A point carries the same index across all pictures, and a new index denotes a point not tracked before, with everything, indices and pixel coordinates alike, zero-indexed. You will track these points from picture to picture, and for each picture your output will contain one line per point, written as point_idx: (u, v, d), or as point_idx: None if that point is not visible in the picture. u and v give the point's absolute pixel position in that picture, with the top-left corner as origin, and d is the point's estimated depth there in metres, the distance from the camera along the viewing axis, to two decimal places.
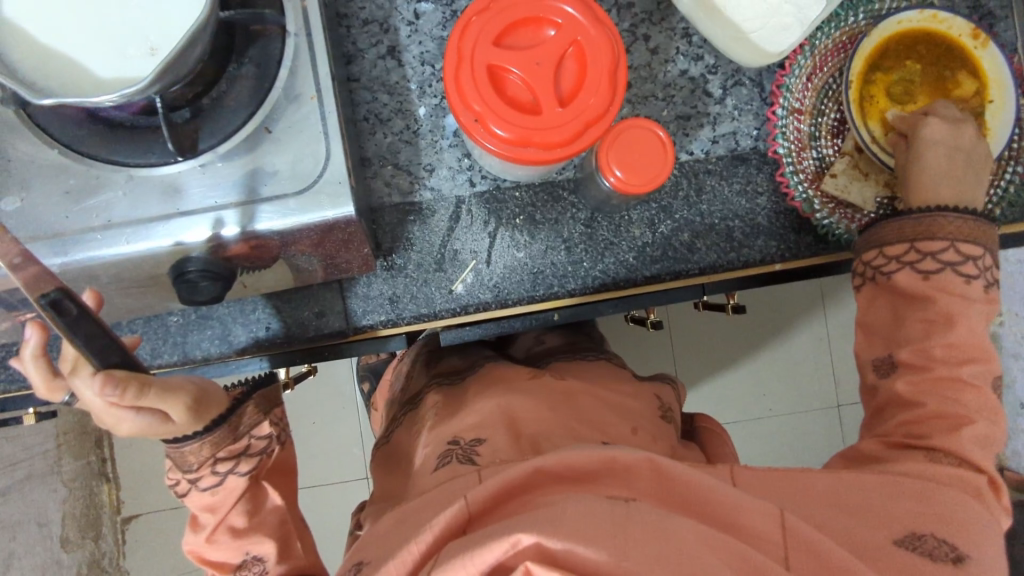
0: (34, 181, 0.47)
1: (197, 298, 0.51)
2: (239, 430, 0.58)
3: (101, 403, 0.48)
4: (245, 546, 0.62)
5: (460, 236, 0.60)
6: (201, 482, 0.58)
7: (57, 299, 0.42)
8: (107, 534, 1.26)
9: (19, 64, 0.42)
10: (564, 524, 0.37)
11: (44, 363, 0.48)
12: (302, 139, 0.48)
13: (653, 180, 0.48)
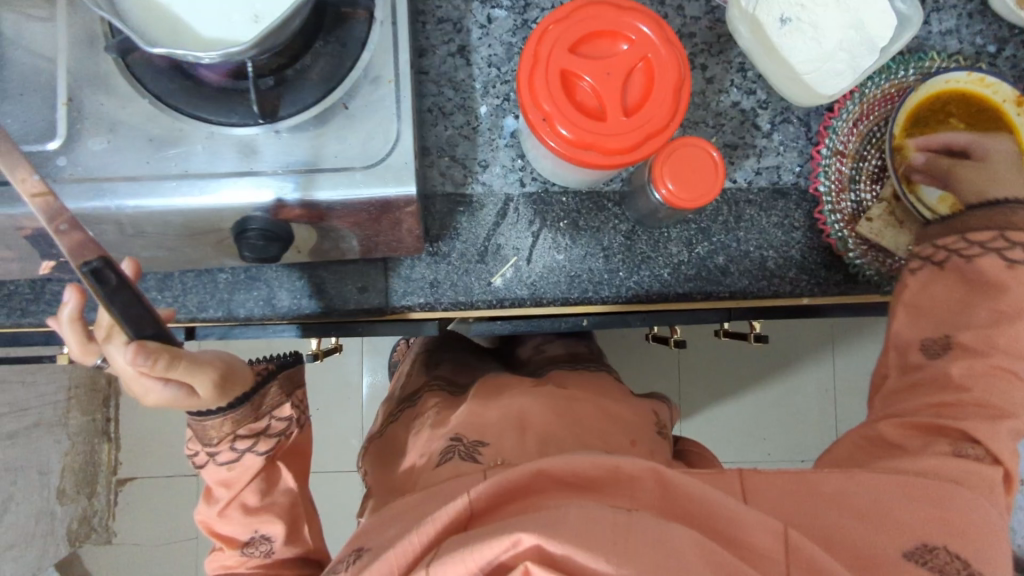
0: (122, 126, 0.50)
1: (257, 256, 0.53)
2: (261, 410, 0.60)
3: (131, 372, 0.47)
4: (255, 525, 0.64)
5: (504, 232, 0.62)
6: (219, 457, 0.60)
7: (99, 268, 0.43)
8: (101, 493, 1.32)
9: (132, 16, 0.45)
10: (566, 528, 0.39)
11: (79, 327, 0.46)
12: (377, 119, 0.51)
13: (696, 200, 0.51)
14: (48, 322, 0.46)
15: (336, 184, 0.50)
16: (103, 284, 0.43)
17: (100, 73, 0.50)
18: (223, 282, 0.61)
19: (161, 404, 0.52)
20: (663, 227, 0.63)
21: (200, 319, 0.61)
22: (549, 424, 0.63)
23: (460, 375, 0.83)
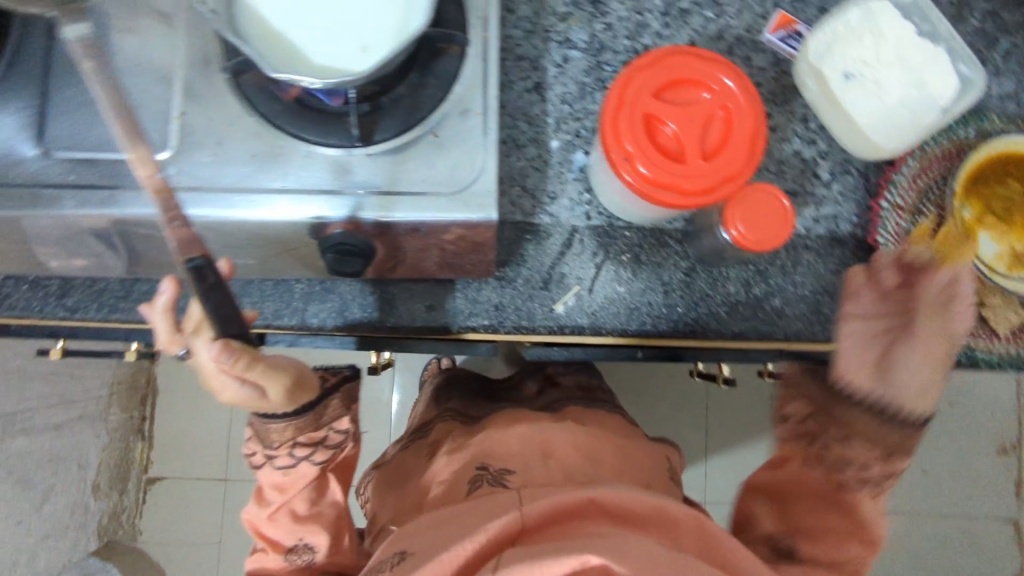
0: (230, 142, 0.53)
1: (343, 269, 0.57)
2: (321, 420, 0.62)
3: (212, 366, 0.51)
4: (301, 533, 0.66)
5: (569, 262, 0.64)
6: (278, 460, 0.63)
7: (200, 266, 0.45)
8: (131, 491, 1.29)
9: (254, 42, 0.48)
10: (630, 558, 0.41)
11: (170, 317, 0.50)
12: (464, 149, 0.54)
13: (760, 246, 0.53)
14: (145, 308, 0.50)
15: (425, 207, 0.53)
16: (201, 281, 0.46)
17: (211, 91, 0.54)
18: (298, 292, 0.64)
19: (233, 400, 0.55)
20: (721, 266, 0.65)
21: (274, 326, 0.64)
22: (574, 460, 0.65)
23: (472, 408, 0.87)
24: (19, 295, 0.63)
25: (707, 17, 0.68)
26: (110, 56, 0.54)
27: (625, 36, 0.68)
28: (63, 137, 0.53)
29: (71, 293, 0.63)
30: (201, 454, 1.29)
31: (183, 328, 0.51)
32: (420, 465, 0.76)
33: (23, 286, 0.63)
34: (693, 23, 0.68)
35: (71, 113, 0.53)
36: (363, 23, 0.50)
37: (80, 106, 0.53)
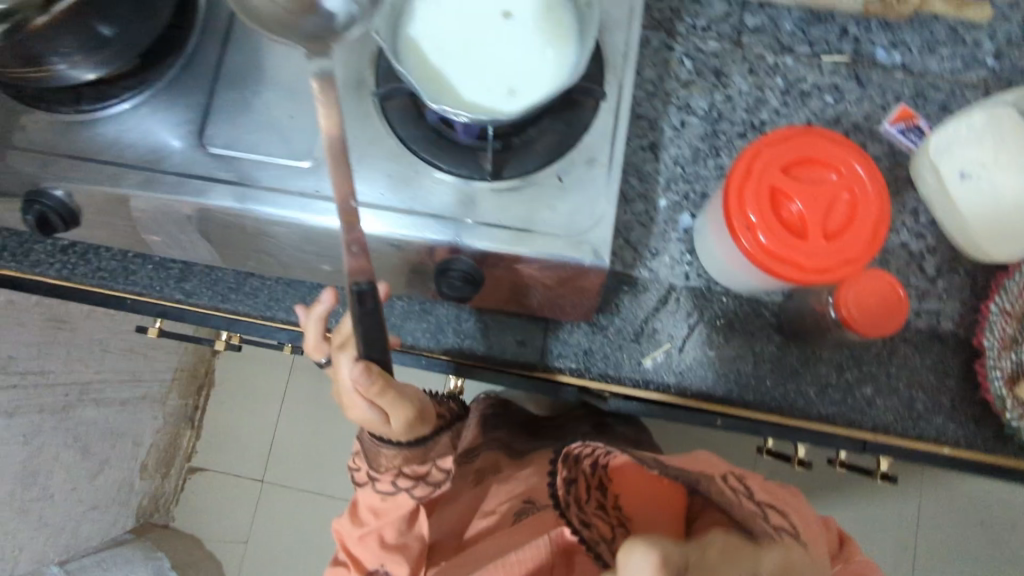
0: (368, 159, 0.57)
1: (450, 292, 0.59)
2: (428, 454, 0.61)
3: (349, 384, 0.54)
4: (386, 560, 0.65)
5: (662, 319, 0.65)
6: (379, 484, 0.62)
7: (364, 291, 0.50)
8: (173, 476, 1.38)
9: (411, 70, 0.52)
10: None
11: (320, 325, 0.54)
12: (585, 195, 0.56)
13: (878, 330, 0.53)
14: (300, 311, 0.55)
15: (541, 245, 0.55)
16: (360, 304, 0.50)
17: (359, 111, 0.58)
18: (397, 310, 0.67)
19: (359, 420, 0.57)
20: (815, 346, 0.64)
21: None
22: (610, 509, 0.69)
23: (516, 441, 0.89)
24: (144, 273, 0.68)
25: (827, 102, 0.69)
26: (277, 69, 0.59)
27: (744, 110, 0.69)
28: (220, 136, 0.57)
29: (189, 277, 0.68)
30: (245, 453, 1.40)
31: (330, 338, 0.55)
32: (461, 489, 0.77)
33: (148, 266, 0.68)
34: (812, 106, 0.69)
35: (230, 115, 0.58)
36: (513, 66, 0.52)
37: (239, 110, 0.58)
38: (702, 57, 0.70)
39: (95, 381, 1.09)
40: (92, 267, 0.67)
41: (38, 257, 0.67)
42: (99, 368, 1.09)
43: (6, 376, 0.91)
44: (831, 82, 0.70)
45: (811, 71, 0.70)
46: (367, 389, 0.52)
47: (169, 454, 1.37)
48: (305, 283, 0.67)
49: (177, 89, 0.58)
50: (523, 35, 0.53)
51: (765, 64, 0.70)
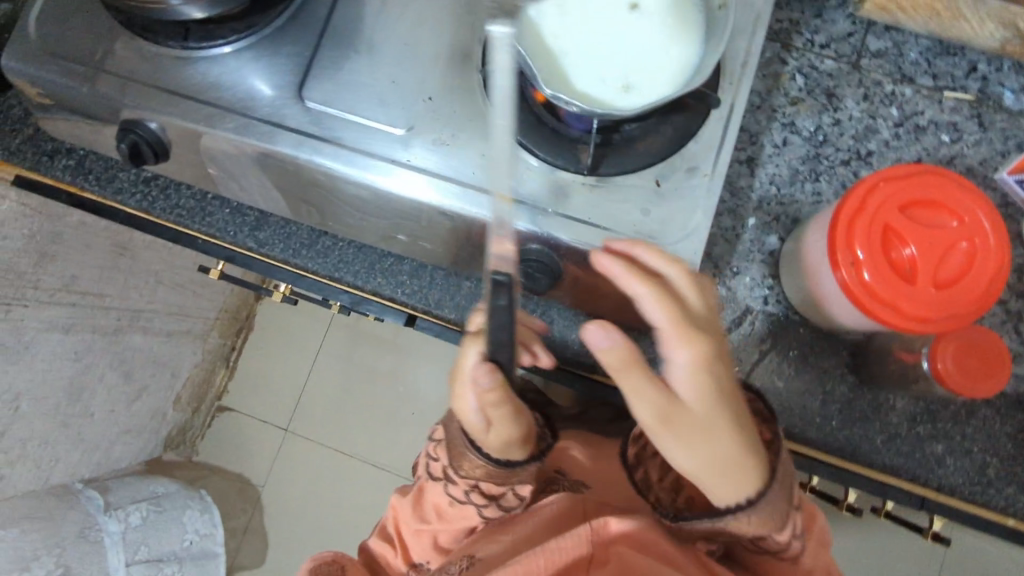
0: (464, 135, 0.55)
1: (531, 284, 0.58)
2: (509, 477, 0.60)
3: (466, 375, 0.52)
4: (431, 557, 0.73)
5: (733, 340, 0.63)
6: (453, 488, 0.65)
7: (501, 282, 0.45)
8: (201, 411, 1.42)
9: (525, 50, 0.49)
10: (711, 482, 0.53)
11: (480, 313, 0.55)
12: (681, 204, 0.54)
13: (986, 393, 0.50)
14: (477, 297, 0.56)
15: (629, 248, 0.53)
16: (496, 295, 0.45)
17: (462, 85, 0.56)
18: (465, 290, 0.66)
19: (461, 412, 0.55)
20: (890, 394, 0.62)
21: (433, 315, 0.66)
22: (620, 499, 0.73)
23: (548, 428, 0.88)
24: (219, 216, 0.67)
25: (942, 140, 0.65)
26: (386, 31, 0.57)
27: (852, 136, 0.66)
28: (320, 92, 0.56)
29: (263, 227, 0.67)
30: (273, 400, 1.43)
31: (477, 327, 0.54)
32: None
33: (225, 209, 0.68)
34: (926, 142, 0.65)
35: (331, 72, 0.57)
36: (633, 60, 0.50)
37: (341, 68, 0.57)
38: (816, 75, 0.67)
39: (146, 310, 1.11)
40: (171, 203, 0.67)
41: (121, 186, 0.68)
42: (151, 298, 1.11)
43: (67, 294, 0.92)
44: (949, 120, 0.66)
45: (930, 105, 0.66)
46: (484, 393, 0.50)
47: (202, 389, 1.39)
48: (375, 250, 0.66)
49: (283, 38, 0.58)
50: (646, 30, 0.51)
51: (882, 91, 0.66)
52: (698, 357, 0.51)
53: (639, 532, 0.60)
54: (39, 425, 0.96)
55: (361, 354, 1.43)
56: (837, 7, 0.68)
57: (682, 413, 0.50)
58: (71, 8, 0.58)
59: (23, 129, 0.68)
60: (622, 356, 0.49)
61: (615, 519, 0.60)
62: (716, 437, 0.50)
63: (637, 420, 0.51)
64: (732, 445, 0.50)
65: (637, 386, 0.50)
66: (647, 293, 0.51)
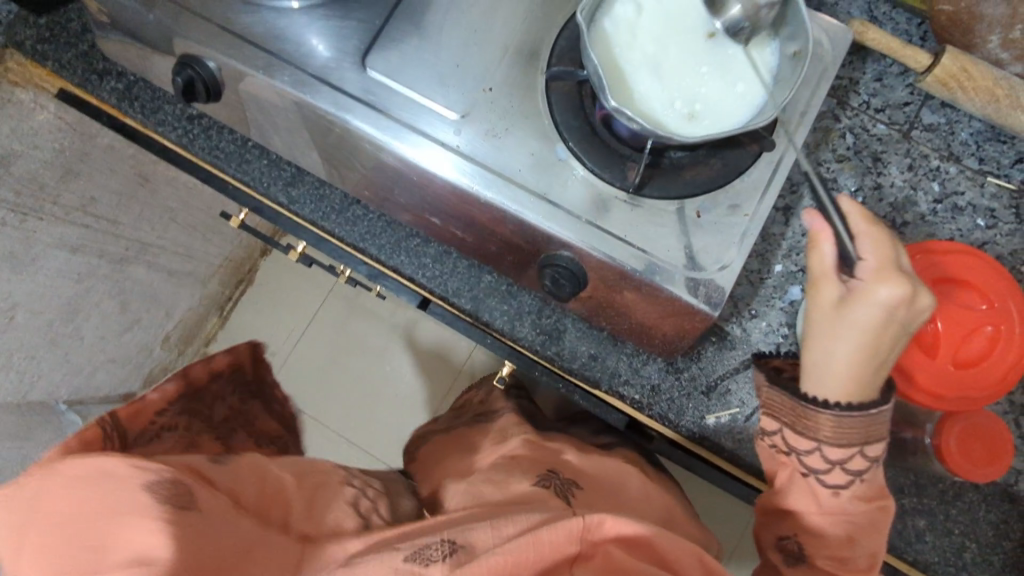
0: (517, 131, 0.56)
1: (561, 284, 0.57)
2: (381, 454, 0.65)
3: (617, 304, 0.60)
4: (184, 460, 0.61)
5: (739, 381, 0.63)
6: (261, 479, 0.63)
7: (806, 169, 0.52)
8: (188, 354, 1.40)
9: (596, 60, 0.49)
10: (825, 382, 0.50)
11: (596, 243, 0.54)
12: (718, 238, 0.54)
13: (987, 479, 0.52)
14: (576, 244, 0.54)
15: (659, 273, 0.54)
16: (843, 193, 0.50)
17: (524, 83, 0.56)
18: (484, 283, 0.66)
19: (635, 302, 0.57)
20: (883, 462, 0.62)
21: (450, 302, 0.66)
22: (625, 488, 0.68)
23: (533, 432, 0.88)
24: (256, 165, 0.67)
25: (977, 224, 0.66)
26: (458, 13, 0.57)
27: (891, 203, 0.66)
28: (383, 63, 0.56)
29: (298, 185, 0.67)
30: (261, 357, 1.42)
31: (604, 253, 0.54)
32: (479, 443, 0.75)
33: (262, 160, 0.67)
34: (960, 223, 0.66)
35: (396, 45, 0.57)
36: (700, 88, 0.50)
37: (408, 43, 0.57)
38: (866, 136, 0.67)
39: (155, 244, 1.10)
40: (210, 144, 0.67)
41: (164, 117, 0.67)
42: (162, 233, 1.10)
43: (83, 215, 0.91)
44: (987, 206, 0.66)
45: (971, 188, 0.67)
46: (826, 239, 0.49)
47: (192, 334, 1.39)
48: (404, 227, 0.66)
49: (354, 3, 0.57)
50: (719, 60, 0.50)
51: (928, 164, 0.67)
52: (892, 299, 0.46)
53: (634, 533, 0.53)
54: (30, 338, 0.95)
55: (355, 327, 1.42)
56: (899, 75, 0.68)
57: (832, 307, 0.49)
58: None
59: (78, 45, 0.68)
60: (816, 237, 0.49)
61: (610, 518, 0.52)
62: (879, 354, 0.48)
63: (817, 271, 0.50)
64: (852, 364, 0.48)
65: (820, 259, 0.50)
66: (870, 232, 0.49)
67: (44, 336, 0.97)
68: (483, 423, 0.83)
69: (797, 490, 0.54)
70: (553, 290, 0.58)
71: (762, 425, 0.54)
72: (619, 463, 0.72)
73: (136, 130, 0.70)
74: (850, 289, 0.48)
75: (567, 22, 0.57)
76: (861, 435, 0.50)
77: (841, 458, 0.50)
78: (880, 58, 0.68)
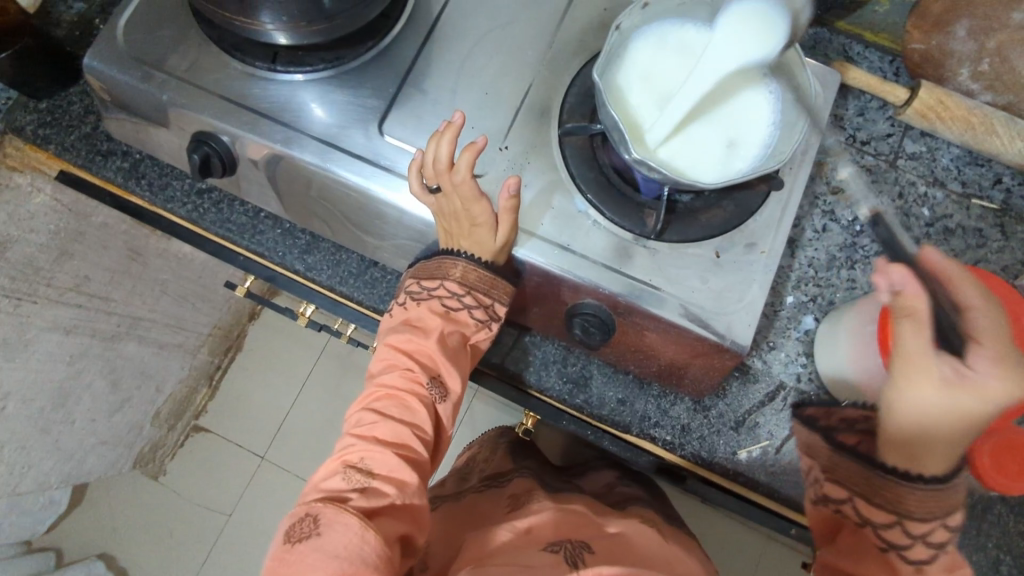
0: (536, 188, 0.57)
1: (591, 333, 0.58)
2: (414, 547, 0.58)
3: (643, 355, 0.61)
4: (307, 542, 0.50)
5: (766, 414, 0.64)
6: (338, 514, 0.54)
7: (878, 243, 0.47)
8: (178, 429, 1.35)
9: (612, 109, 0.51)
10: (915, 459, 0.49)
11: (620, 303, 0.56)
12: (739, 276, 0.56)
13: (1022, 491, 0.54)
14: (599, 299, 0.56)
15: (687, 314, 0.55)
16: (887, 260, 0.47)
17: (536, 140, 0.58)
18: (511, 338, 0.67)
19: (658, 345, 0.58)
20: None
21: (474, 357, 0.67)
22: (648, 550, 0.65)
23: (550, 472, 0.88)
24: (269, 234, 0.67)
25: (968, 244, 0.70)
26: (468, 77, 0.59)
27: (886, 230, 0.69)
28: (399, 128, 0.57)
29: (313, 251, 0.67)
30: (257, 426, 1.39)
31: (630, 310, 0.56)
32: (494, 513, 0.73)
33: (276, 229, 0.67)
34: (953, 244, 0.70)
35: (410, 110, 0.58)
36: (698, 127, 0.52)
37: (422, 108, 0.58)
38: (856, 168, 0.71)
39: (145, 318, 1.06)
40: (222, 218, 0.67)
41: (173, 194, 0.67)
42: (153, 307, 1.07)
43: (77, 295, 0.89)
44: (975, 226, 0.70)
45: (959, 210, 0.70)
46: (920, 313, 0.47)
47: (181, 408, 1.33)
48: None
49: (366, 73, 0.59)
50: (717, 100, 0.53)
51: (916, 191, 0.71)
52: (1004, 397, 0.46)
53: None
54: (22, 427, 0.91)
55: (350, 386, 1.40)
56: (879, 109, 0.72)
57: (942, 385, 0.47)
58: (162, 17, 0.59)
59: (80, 127, 0.67)
60: (913, 308, 0.46)
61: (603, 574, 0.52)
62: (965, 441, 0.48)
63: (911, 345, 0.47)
64: (943, 447, 0.48)
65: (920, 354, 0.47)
66: (977, 309, 0.48)
67: (37, 425, 0.94)
68: (495, 487, 0.81)
69: (866, 554, 0.51)
70: (581, 338, 0.59)
71: (828, 492, 0.54)
72: (636, 524, 0.70)
73: (141, 208, 0.69)
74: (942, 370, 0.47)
75: (575, 79, 0.59)
76: (943, 509, 0.48)
77: (920, 531, 0.48)
78: (860, 95, 0.72)
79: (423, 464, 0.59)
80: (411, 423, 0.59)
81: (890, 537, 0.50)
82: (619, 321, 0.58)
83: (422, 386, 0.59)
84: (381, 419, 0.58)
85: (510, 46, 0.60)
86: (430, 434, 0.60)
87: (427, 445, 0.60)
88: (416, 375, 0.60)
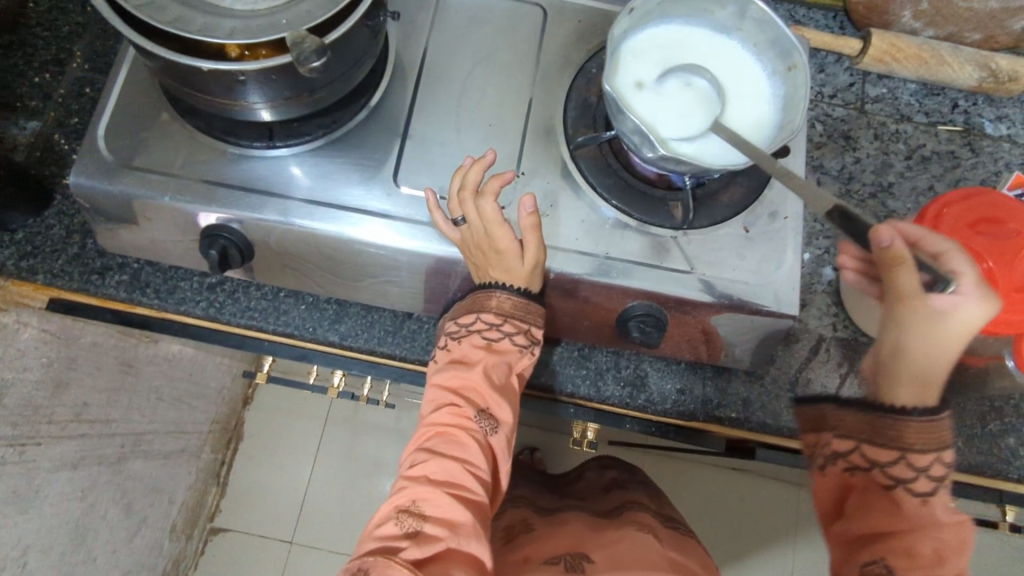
0: (561, 204, 0.58)
1: (647, 340, 0.58)
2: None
3: (693, 341, 0.62)
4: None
5: (815, 369, 0.66)
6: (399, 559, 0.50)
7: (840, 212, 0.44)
8: (197, 537, 1.26)
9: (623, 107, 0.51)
10: (925, 390, 0.47)
11: (664, 300, 0.57)
12: (771, 245, 0.58)
13: None
14: (645, 301, 0.57)
15: (735, 292, 0.56)
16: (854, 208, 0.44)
17: (549, 159, 0.59)
18: (559, 356, 0.67)
19: (710, 328, 0.60)
20: (958, 396, 0.67)
21: (529, 383, 0.66)
22: (649, 561, 0.63)
23: (539, 497, 0.87)
24: (296, 312, 0.65)
25: (946, 167, 0.74)
26: (466, 114, 0.59)
27: (873, 171, 0.73)
28: (415, 177, 0.57)
29: (343, 319, 0.66)
30: (277, 513, 1.32)
31: (652, 314, 0.58)
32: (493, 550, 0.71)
33: (300, 306, 0.65)
34: (934, 170, 0.74)
35: (418, 158, 0.57)
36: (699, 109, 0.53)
37: (430, 153, 0.58)
38: (830, 121, 0.75)
39: (147, 433, 0.98)
40: (242, 306, 0.64)
41: (184, 295, 0.64)
42: (152, 417, 0.98)
43: (79, 424, 0.83)
44: (948, 150, 0.75)
45: (929, 138, 0.75)
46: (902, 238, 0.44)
47: (196, 513, 1.25)
48: None
49: (365, 131, 0.58)
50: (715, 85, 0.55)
51: (888, 130, 0.75)
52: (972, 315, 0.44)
53: None
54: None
55: (364, 445, 1.36)
56: (836, 62, 0.76)
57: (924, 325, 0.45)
58: (144, 118, 0.56)
59: (66, 248, 0.64)
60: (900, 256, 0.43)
61: None
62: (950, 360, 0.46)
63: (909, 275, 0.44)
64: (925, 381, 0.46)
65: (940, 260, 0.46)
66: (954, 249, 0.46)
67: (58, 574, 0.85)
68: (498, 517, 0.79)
69: (876, 508, 0.48)
70: (640, 341, 0.59)
71: (834, 446, 0.51)
72: (638, 534, 0.68)
73: (150, 317, 0.66)
74: (945, 305, 0.44)
75: (569, 93, 0.60)
76: (941, 442, 0.47)
77: (924, 465, 0.47)
78: (816, 53, 0.76)
79: (483, 504, 0.53)
80: (462, 459, 0.53)
81: (894, 474, 0.47)
82: (669, 314, 0.58)
83: (470, 420, 0.54)
84: (431, 457, 0.53)
85: (498, 76, 0.60)
86: (485, 472, 0.54)
87: (484, 483, 0.54)
88: (462, 411, 0.54)
